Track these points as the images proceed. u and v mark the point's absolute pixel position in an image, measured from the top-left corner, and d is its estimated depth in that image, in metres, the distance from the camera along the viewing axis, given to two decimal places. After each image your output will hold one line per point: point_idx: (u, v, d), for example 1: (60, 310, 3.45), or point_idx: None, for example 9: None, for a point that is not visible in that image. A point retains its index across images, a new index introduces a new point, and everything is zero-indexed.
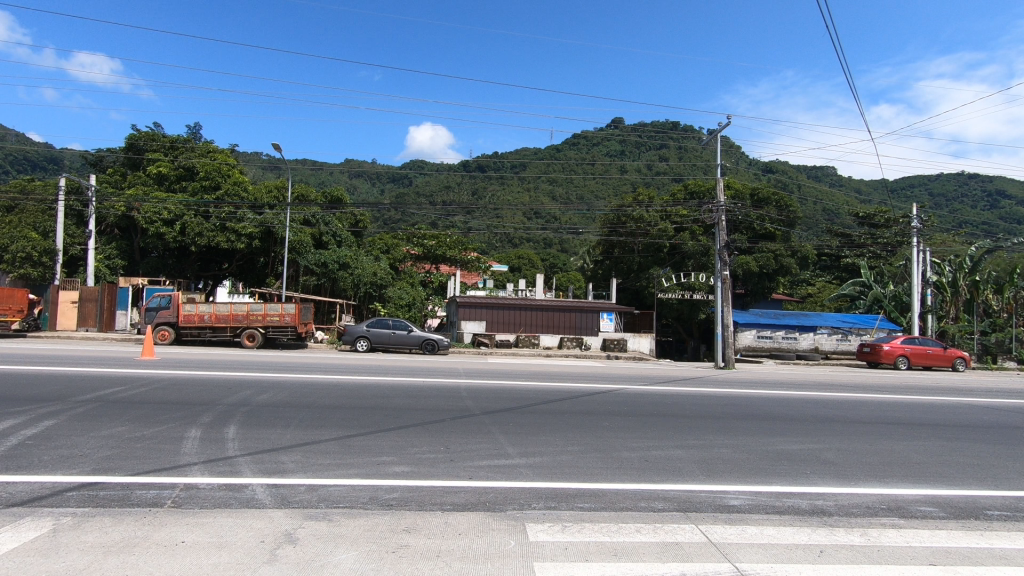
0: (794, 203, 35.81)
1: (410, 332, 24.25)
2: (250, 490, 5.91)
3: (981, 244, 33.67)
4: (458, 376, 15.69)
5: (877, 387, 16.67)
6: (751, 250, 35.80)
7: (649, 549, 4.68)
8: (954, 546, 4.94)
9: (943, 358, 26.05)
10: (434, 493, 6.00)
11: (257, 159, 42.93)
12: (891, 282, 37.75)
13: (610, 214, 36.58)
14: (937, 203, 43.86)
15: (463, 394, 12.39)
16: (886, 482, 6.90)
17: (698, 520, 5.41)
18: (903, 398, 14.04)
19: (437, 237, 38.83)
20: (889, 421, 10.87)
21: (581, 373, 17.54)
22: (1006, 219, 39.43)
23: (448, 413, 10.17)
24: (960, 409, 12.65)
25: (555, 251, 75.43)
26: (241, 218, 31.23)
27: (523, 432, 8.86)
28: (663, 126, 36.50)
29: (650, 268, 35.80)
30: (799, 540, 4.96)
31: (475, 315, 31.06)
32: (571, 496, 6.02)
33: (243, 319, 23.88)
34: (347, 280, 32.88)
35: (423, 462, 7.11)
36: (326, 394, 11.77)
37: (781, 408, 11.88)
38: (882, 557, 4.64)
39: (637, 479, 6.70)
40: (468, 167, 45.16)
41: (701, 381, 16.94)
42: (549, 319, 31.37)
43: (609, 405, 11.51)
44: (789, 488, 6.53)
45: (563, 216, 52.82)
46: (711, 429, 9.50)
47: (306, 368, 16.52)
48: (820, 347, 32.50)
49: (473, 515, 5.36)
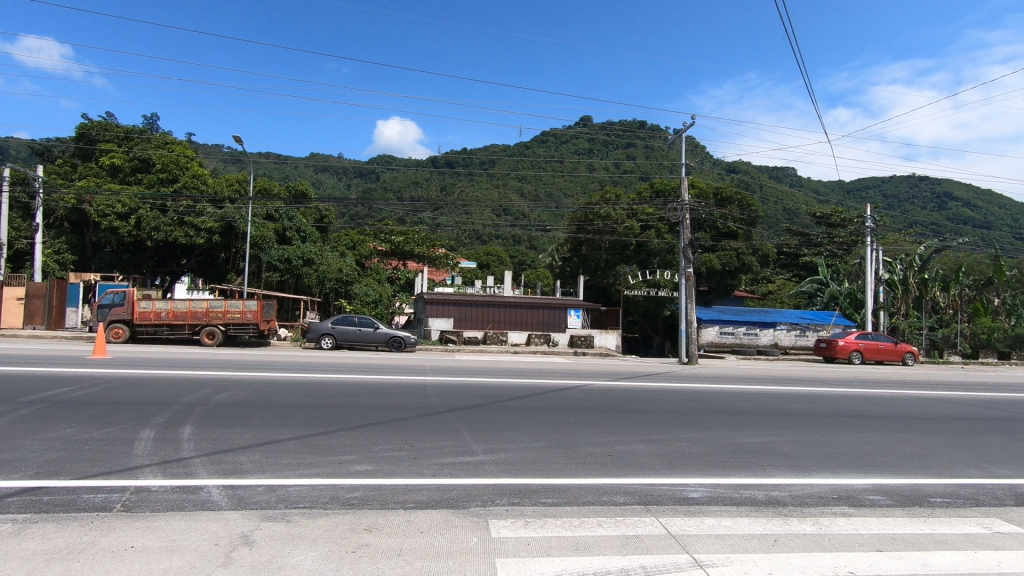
0: (755, 203, 36.82)
1: (376, 330, 23.95)
2: (205, 491, 5.74)
3: (930, 243, 35.26)
4: (424, 373, 15.60)
5: (831, 381, 17.33)
6: (714, 248, 36.68)
7: (610, 543, 4.73)
8: (900, 532, 5.14)
9: (893, 353, 27.20)
10: (396, 491, 5.93)
11: (220, 153, 41.98)
12: (845, 279, 39.22)
13: (578, 212, 36.86)
14: (889, 204, 45.72)
15: (429, 391, 12.34)
16: (839, 472, 7.17)
17: (658, 513, 5.50)
18: (856, 392, 14.58)
19: (404, 233, 38.51)
20: (841, 413, 11.25)
21: (547, 370, 17.72)
22: (953, 220, 41.40)
23: (413, 411, 10.09)
24: (909, 401, 13.21)
25: (523, 249, 75.77)
26: (201, 212, 30.21)
27: (488, 429, 8.83)
28: (630, 125, 36.89)
29: (617, 265, 36.36)
30: (755, 530, 5.10)
31: (443, 312, 30.79)
32: (535, 491, 6.07)
33: (201, 317, 23.15)
34: (312, 276, 32.35)
35: (386, 460, 7.05)
36: (290, 393, 11.55)
37: (741, 402, 12.20)
38: (832, 544, 4.80)
39: (599, 473, 6.78)
40: (436, 162, 44.88)
41: (665, 376, 17.29)
42: (517, 316, 31.45)
43: (574, 401, 11.61)
44: (747, 480, 6.70)
45: (532, 213, 53.04)
46: (674, 423, 9.68)
47: (268, 366, 16.14)
48: (779, 342, 33.50)
49: (436, 513, 5.32)
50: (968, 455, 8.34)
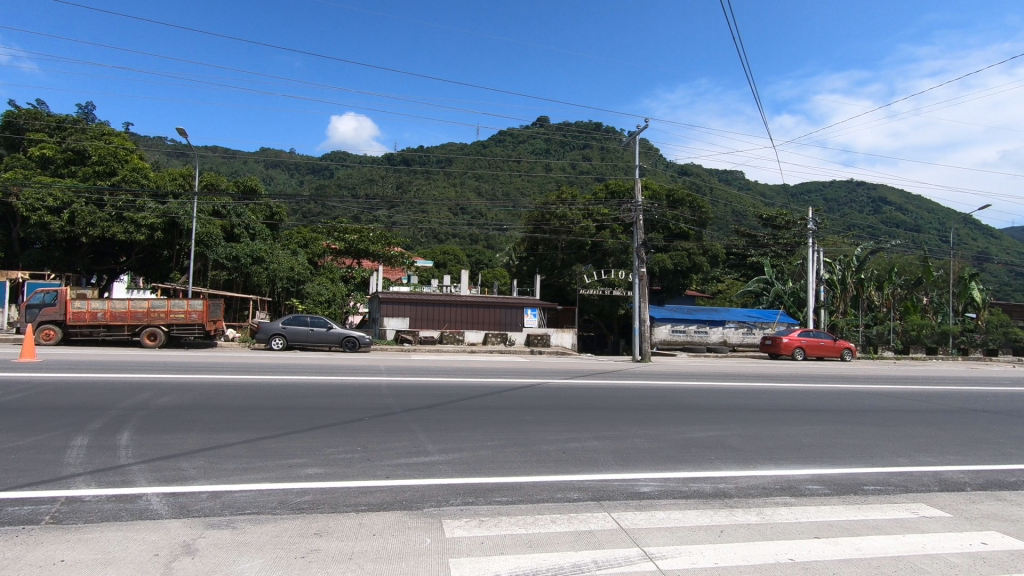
0: (706, 205, 38.11)
1: (329, 330, 23.42)
2: (143, 500, 5.48)
3: (866, 245, 37.22)
4: (379, 374, 15.36)
5: (774, 376, 18.07)
6: (667, 249, 37.62)
7: (563, 539, 4.78)
8: (835, 520, 5.41)
9: (832, 350, 28.55)
10: (348, 494, 5.81)
11: (163, 145, 40.19)
12: (790, 279, 41.00)
13: (535, 211, 37.07)
14: (830, 208, 48.04)
15: (383, 391, 12.16)
16: (781, 464, 7.49)
17: (610, 508, 5.60)
18: (799, 387, 15.24)
19: (358, 231, 37.82)
20: (785, 408, 11.73)
21: (504, 369, 17.76)
22: (887, 223, 43.81)
23: (367, 412, 9.93)
24: (847, 395, 13.89)
25: (481, 248, 75.81)
26: (141, 207, 28.75)
27: (444, 429, 8.78)
28: (586, 126, 37.39)
29: (573, 265, 36.85)
30: (702, 522, 5.26)
31: (398, 312, 30.41)
32: (489, 490, 6.07)
33: (142, 317, 22.06)
34: (262, 275, 31.36)
35: (338, 462, 6.90)
36: (239, 395, 11.17)
37: (692, 398, 12.55)
38: (774, 533, 5.01)
39: (554, 470, 6.84)
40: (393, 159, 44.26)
41: (619, 374, 17.61)
42: (474, 315, 31.38)
43: (530, 399, 11.68)
44: (695, 473, 6.91)
45: (490, 213, 53.10)
46: (627, 420, 9.88)
47: (215, 367, 15.56)
48: (728, 340, 34.64)
49: (389, 515, 5.26)
50: (899, 444, 8.87)
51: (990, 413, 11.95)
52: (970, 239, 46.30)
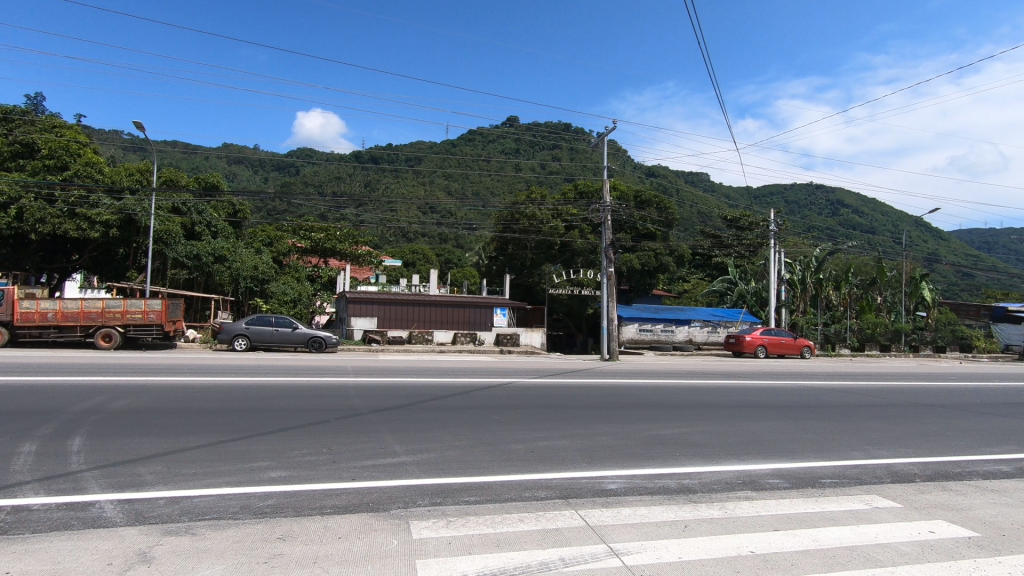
0: (672, 206, 38.89)
1: (294, 330, 22.97)
2: (95, 507, 5.28)
3: (824, 247, 38.50)
4: (347, 374, 15.13)
5: (738, 374, 18.51)
6: (635, 249, 38.14)
7: (531, 537, 4.81)
8: (794, 512, 5.57)
9: (792, 347, 29.44)
10: (313, 497, 5.71)
11: (119, 139, 38.73)
12: (752, 279, 42.11)
13: (504, 211, 37.05)
14: (790, 209, 49.48)
15: (350, 392, 11.99)
16: (743, 459, 7.68)
17: (577, 505, 5.65)
18: (760, 384, 15.67)
19: (325, 230, 37.19)
20: (748, 404, 12.03)
21: (473, 368, 17.71)
22: (844, 225, 45.39)
23: (333, 413, 9.78)
24: (806, 391, 14.34)
25: (450, 247, 75.43)
26: (95, 203, 27.68)
27: (412, 430, 8.71)
28: (555, 126, 37.64)
29: (542, 264, 37.02)
30: (667, 517, 5.35)
31: (365, 311, 30.02)
32: (457, 490, 6.06)
33: (96, 317, 21.23)
34: (224, 274, 30.50)
35: (302, 465, 6.77)
36: (199, 397, 10.85)
37: (658, 396, 12.76)
38: (736, 527, 5.14)
39: (522, 469, 6.86)
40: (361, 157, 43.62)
41: (588, 373, 17.78)
42: (443, 314, 31.23)
43: (499, 398, 11.69)
44: (661, 469, 7.04)
45: (459, 212, 52.94)
46: (595, 418, 9.97)
47: (174, 369, 15.06)
48: (694, 338, 35.34)
49: (355, 517, 5.19)
50: (854, 438, 9.21)
51: (938, 408, 12.51)
52: (921, 241, 48.34)
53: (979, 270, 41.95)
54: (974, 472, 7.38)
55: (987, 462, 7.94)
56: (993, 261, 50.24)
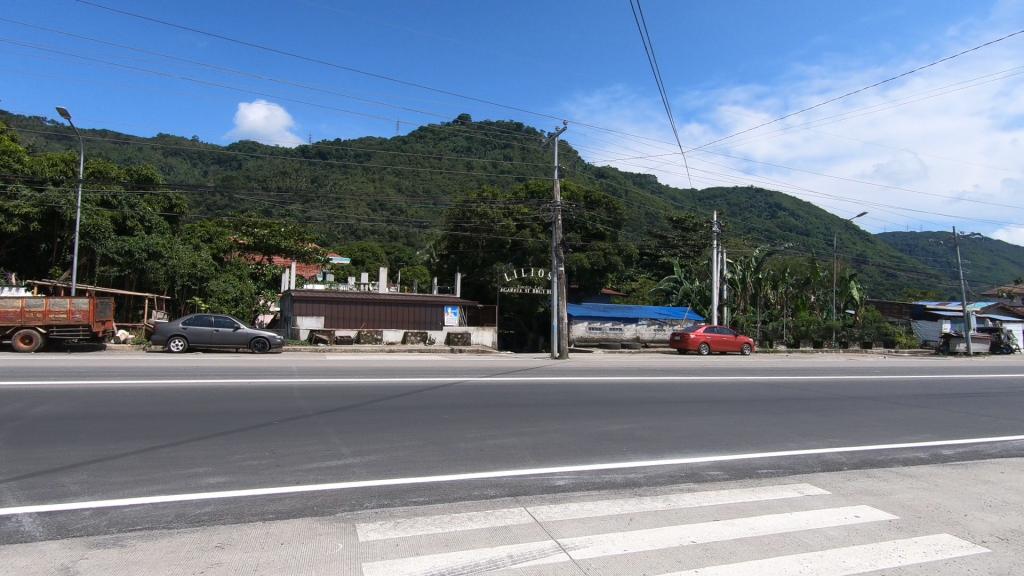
0: (621, 207, 39.86)
1: (235, 330, 22.08)
2: (12, 521, 4.92)
3: (763, 248, 40.27)
4: (291, 375, 14.67)
5: (683, 370, 19.12)
6: (584, 248, 38.74)
7: (479, 535, 4.81)
8: (732, 502, 5.82)
9: (734, 344, 30.66)
10: (254, 503, 5.52)
11: (41, 126, 36.15)
12: (696, 278, 43.61)
13: (455, 210, 36.86)
14: (732, 212, 51.56)
15: (295, 393, 11.66)
16: (686, 452, 7.94)
17: (526, 502, 5.70)
18: (703, 379, 16.26)
19: (268, 226, 35.95)
20: (691, 399, 12.45)
21: (423, 368, 17.56)
22: (782, 228, 47.72)
23: (276, 415, 9.46)
24: (745, 386, 14.99)
25: (400, 245, 74.51)
26: (14, 194, 26.38)
27: (359, 431, 8.56)
28: (507, 126, 37.80)
29: (493, 263, 37.05)
30: (614, 511, 5.47)
31: (312, 310, 29.26)
32: (405, 491, 5.98)
33: (14, 317, 19.75)
34: (159, 272, 28.64)
35: (243, 470, 6.52)
36: (131, 401, 10.27)
37: (606, 392, 13.03)
38: (679, 518, 5.31)
39: (472, 468, 6.87)
40: (307, 151, 42.35)
41: (538, 371, 17.96)
42: (392, 313, 30.76)
43: (449, 398, 11.63)
44: (607, 465, 7.19)
45: (410, 210, 52.34)
46: (544, 416, 10.07)
47: (102, 372, 14.18)
48: (641, 336, 36.22)
49: (299, 522, 5.05)
50: (789, 430, 9.70)
51: (865, 400, 13.33)
52: (850, 243, 51.41)
53: (902, 270, 44.93)
54: (895, 459, 7.91)
55: (907, 450, 8.53)
56: (914, 262, 53.87)
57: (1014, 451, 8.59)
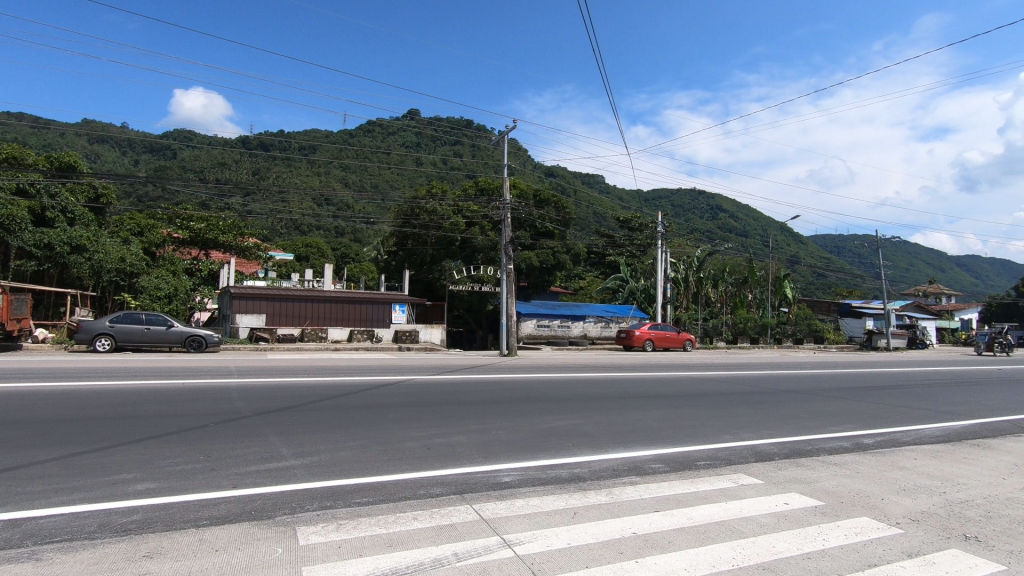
0: (569, 206, 40.12)
1: (169, 329, 20.98)
2: None
3: (704, 248, 41.78)
4: (229, 375, 14.08)
5: (627, 367, 19.63)
6: (533, 247, 39.07)
7: (424, 535, 4.78)
8: (671, 493, 6.03)
9: (676, 341, 31.67)
10: (186, 509, 5.28)
11: None
12: (642, 277, 44.83)
13: (404, 206, 36.36)
14: (676, 212, 53.35)
15: (233, 394, 11.19)
16: (629, 446, 8.16)
17: (472, 499, 5.71)
18: (646, 375, 16.76)
19: (205, 220, 34.46)
20: (634, 395, 12.80)
21: (370, 366, 17.26)
22: (722, 229, 49.79)
23: (212, 417, 9.07)
24: (685, 381, 15.56)
25: (347, 241, 73.00)
26: None
27: (301, 431, 8.33)
28: (458, 123, 37.64)
29: (442, 260, 36.76)
30: (558, 505, 5.55)
31: (252, 308, 28.22)
32: (348, 492, 5.88)
33: None
34: (83, 267, 26.46)
35: (175, 475, 6.22)
36: (51, 405, 9.59)
37: (554, 389, 13.21)
38: (620, 510, 5.45)
39: (418, 467, 6.80)
40: (248, 142, 40.66)
41: (487, 368, 18.01)
42: (338, 311, 30.03)
43: (395, 396, 11.47)
44: (553, 460, 7.28)
45: (357, 205, 51.30)
46: (491, 413, 10.11)
47: (17, 373, 13.18)
48: (588, 333, 36.83)
49: (235, 527, 4.87)
50: (725, 423, 10.14)
51: (795, 393, 14.07)
52: (784, 244, 54.18)
53: (831, 270, 47.60)
54: (821, 448, 8.41)
55: (832, 440, 9.07)
56: (841, 264, 57.17)
57: (926, 439, 9.30)
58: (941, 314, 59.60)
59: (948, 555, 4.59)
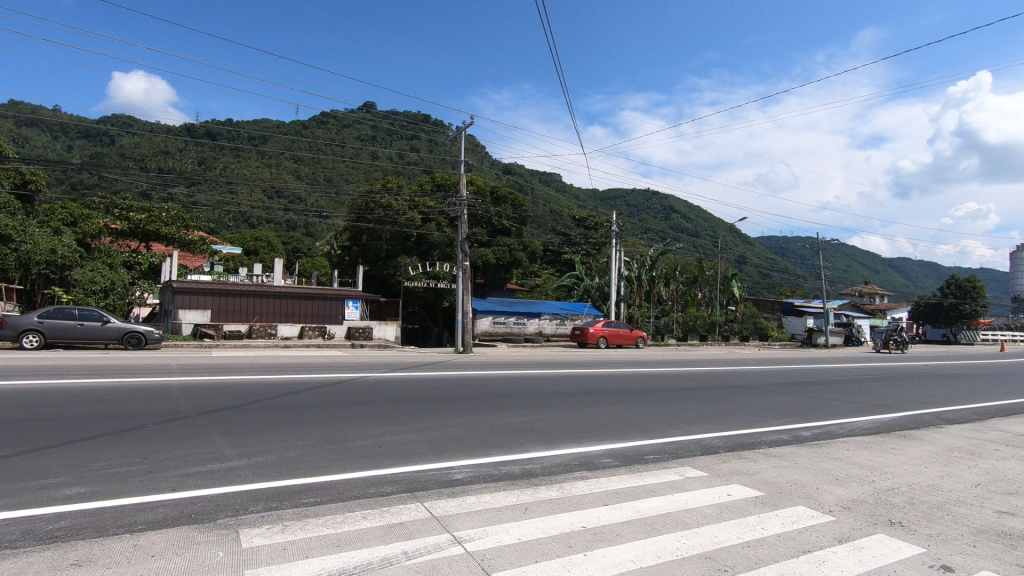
0: (526, 203, 40.02)
1: (105, 324, 19.88)
2: None
3: (657, 247, 42.77)
4: (171, 373, 13.49)
5: (580, 363, 19.93)
6: (490, 244, 38.98)
7: (373, 534, 4.72)
8: (620, 487, 6.15)
9: (629, 338, 32.29)
10: (119, 514, 5.02)
11: None
12: (596, 275, 45.56)
13: (358, 200, 35.67)
14: (631, 212, 54.46)
15: (176, 393, 10.73)
16: (580, 442, 8.28)
17: (423, 498, 5.67)
18: (598, 372, 17.06)
19: (147, 210, 32.83)
20: (586, 391, 13.00)
21: (321, 363, 16.92)
22: (674, 229, 51.14)
23: (151, 417, 8.66)
24: (636, 377, 15.92)
25: (298, 235, 71.02)
26: None
27: (246, 431, 8.07)
28: (415, 117, 37.43)
29: (397, 257, 36.24)
30: (510, 501, 5.59)
31: (196, 303, 27.14)
32: (296, 492, 5.74)
33: None
34: (9, 258, 25.13)
35: (108, 478, 5.90)
36: None
37: (508, 386, 13.26)
38: (570, 505, 5.53)
39: (369, 466, 6.69)
40: (193, 131, 38.85)
41: (442, 365, 17.96)
42: (288, 307, 29.16)
43: (347, 394, 11.25)
44: (506, 456, 7.33)
45: (309, 198, 50.09)
46: (445, 410, 10.07)
47: None
48: (543, 331, 37.08)
49: (173, 532, 4.68)
50: (673, 418, 10.43)
51: (740, 388, 14.63)
52: (733, 245, 56.11)
53: (775, 271, 49.57)
54: (762, 441, 8.77)
55: (773, 433, 9.47)
56: (784, 265, 59.61)
57: (858, 431, 9.83)
58: (875, 313, 62.89)
59: (875, 539, 4.88)
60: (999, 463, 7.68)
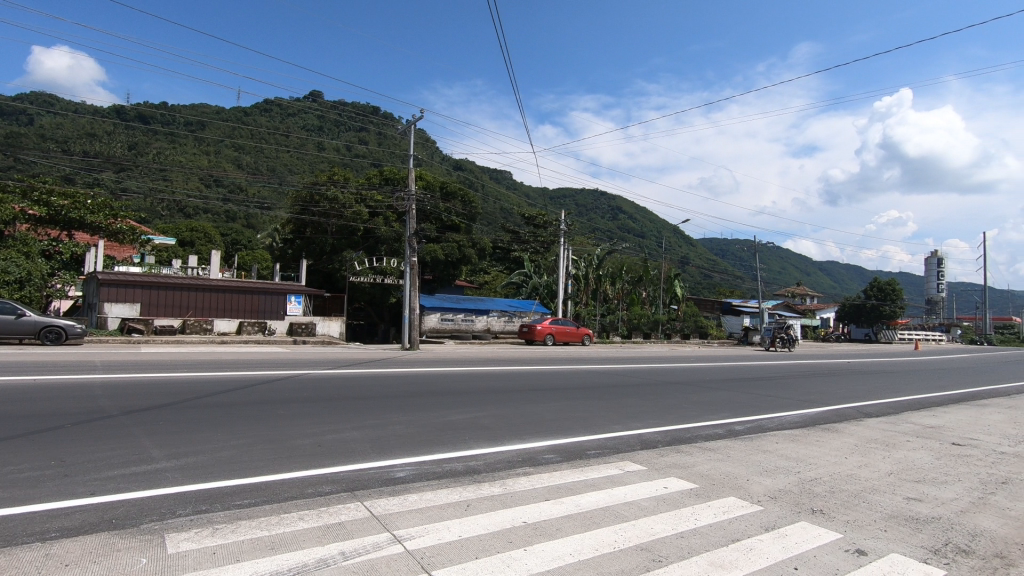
0: (476, 199, 40.01)
1: (19, 318, 18.51)
2: None
3: (604, 246, 43.59)
4: (93, 370, 12.63)
5: (526, 361, 20.09)
6: (439, 240, 38.61)
7: (310, 535, 4.60)
8: (562, 482, 6.25)
9: (575, 335, 32.80)
10: (29, 521, 4.68)
11: None
12: (544, 274, 45.93)
13: (302, 191, 34.44)
14: (579, 211, 55.27)
15: (99, 391, 10.05)
16: (525, 438, 8.35)
17: (363, 497, 5.57)
18: (544, 368, 17.25)
19: (70, 196, 30.74)
20: (531, 388, 13.11)
21: (259, 360, 16.32)
22: (620, 229, 52.29)
23: (69, 418, 8.09)
24: (581, 374, 16.22)
25: (237, 226, 68.12)
26: None
27: (176, 431, 7.68)
28: (364, 108, 36.35)
29: (343, 251, 35.38)
30: (451, 499, 5.57)
31: (124, 296, 25.62)
32: (228, 494, 5.51)
33: None
34: None
35: (17, 485, 5.47)
36: None
37: (454, 382, 13.21)
38: (512, 501, 5.57)
39: (307, 466, 6.51)
40: (123, 113, 36.44)
41: (387, 362, 17.72)
42: (226, 301, 27.92)
43: (287, 392, 10.90)
44: (449, 454, 7.30)
45: (250, 188, 48.10)
46: (389, 407, 9.92)
47: None
48: (491, 328, 37.12)
49: (92, 538, 4.40)
50: (614, 413, 10.69)
51: (678, 385, 15.15)
52: (676, 245, 57.94)
53: (715, 272, 51.51)
54: (698, 435, 9.14)
55: (708, 427, 9.89)
56: (723, 266, 62.08)
57: (786, 425, 10.38)
58: (805, 313, 66.39)
59: (798, 527, 5.17)
60: (909, 454, 8.29)
